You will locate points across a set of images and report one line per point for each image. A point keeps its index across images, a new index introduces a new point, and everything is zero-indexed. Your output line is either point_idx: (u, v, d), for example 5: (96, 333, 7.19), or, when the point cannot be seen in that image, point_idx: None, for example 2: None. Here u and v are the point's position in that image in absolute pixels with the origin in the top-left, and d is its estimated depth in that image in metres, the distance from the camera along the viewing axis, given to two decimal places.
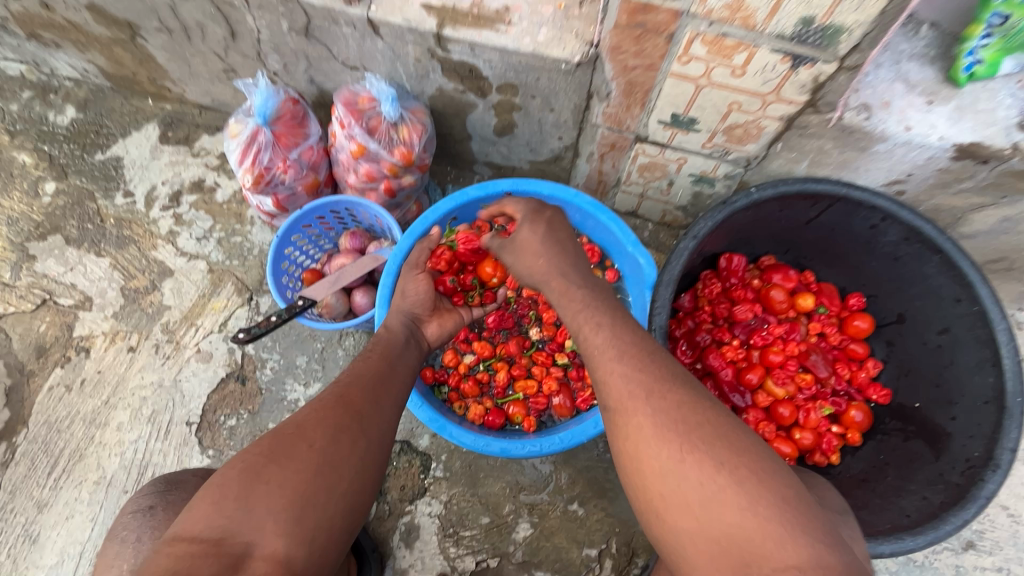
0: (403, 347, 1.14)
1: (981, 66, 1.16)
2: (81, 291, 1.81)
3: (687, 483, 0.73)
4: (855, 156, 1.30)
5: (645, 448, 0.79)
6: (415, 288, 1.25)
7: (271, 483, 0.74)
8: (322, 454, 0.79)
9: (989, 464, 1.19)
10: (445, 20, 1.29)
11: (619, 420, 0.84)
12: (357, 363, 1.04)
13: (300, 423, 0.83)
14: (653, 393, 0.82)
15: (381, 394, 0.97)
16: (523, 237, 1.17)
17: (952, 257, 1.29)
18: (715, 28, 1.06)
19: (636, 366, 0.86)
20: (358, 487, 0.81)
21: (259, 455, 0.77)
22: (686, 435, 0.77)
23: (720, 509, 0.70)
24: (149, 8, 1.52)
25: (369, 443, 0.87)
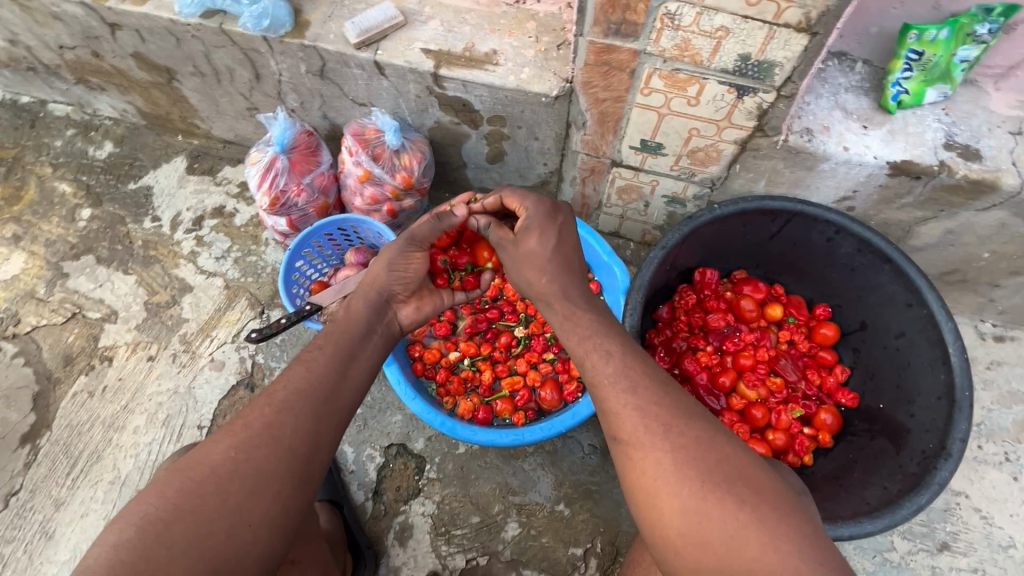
0: (361, 341, 1.15)
1: (906, 95, 1.34)
2: (109, 305, 1.97)
3: (709, 520, 0.79)
4: (805, 175, 1.45)
5: (665, 486, 0.84)
6: (405, 266, 1.29)
7: (173, 548, 0.80)
8: (233, 515, 0.85)
9: (942, 453, 1.28)
10: (441, 62, 1.50)
11: (634, 455, 0.89)
12: (300, 372, 1.04)
13: (214, 473, 0.87)
14: (671, 429, 0.88)
15: (320, 421, 0.98)
16: (528, 248, 1.18)
17: (900, 265, 1.41)
18: (668, 65, 1.23)
19: (631, 389, 0.94)
20: (274, 542, 0.88)
21: (163, 517, 0.82)
22: (706, 473, 0.83)
23: (741, 545, 0.76)
24: (186, 55, 1.75)
25: (292, 488, 0.91)
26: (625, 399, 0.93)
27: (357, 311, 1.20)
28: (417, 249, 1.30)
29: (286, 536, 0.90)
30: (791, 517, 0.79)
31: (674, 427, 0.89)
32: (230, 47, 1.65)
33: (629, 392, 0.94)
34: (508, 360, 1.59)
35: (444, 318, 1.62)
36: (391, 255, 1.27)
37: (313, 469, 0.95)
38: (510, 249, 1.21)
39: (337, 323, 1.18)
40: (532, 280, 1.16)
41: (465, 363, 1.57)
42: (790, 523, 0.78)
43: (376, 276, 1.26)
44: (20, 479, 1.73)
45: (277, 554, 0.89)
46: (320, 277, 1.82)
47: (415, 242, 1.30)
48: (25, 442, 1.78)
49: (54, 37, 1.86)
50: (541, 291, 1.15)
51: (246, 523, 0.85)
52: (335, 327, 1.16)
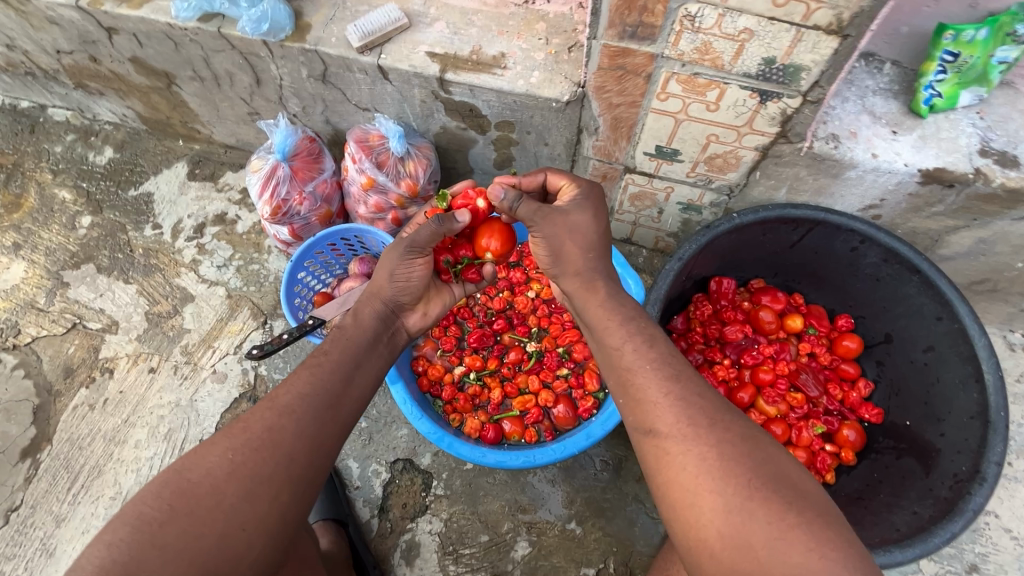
0: (366, 351, 1.10)
1: (939, 98, 1.26)
2: (109, 315, 1.93)
3: (753, 520, 0.73)
4: (829, 182, 1.39)
5: (707, 482, 0.78)
6: (407, 274, 1.19)
7: (166, 549, 0.75)
8: (229, 519, 0.79)
9: (975, 478, 1.22)
10: (447, 66, 1.44)
11: (672, 448, 0.82)
12: (303, 377, 0.98)
13: (211, 475, 0.82)
14: (716, 422, 0.83)
15: (322, 428, 0.93)
16: (575, 220, 1.08)
17: (929, 277, 1.34)
18: (687, 69, 1.16)
19: (675, 378, 0.89)
20: (270, 549, 0.82)
21: (157, 517, 0.77)
22: (751, 471, 0.78)
23: (786, 550, 0.70)
24: (184, 60, 1.70)
25: (291, 495, 0.85)
26: (668, 389, 0.87)
27: (364, 320, 1.14)
28: (421, 253, 1.19)
29: (282, 545, 0.84)
30: (837, 526, 0.74)
31: (719, 421, 0.83)
32: (229, 51, 1.59)
33: (672, 380, 0.88)
34: (517, 376, 1.53)
35: (450, 331, 1.57)
36: (390, 263, 1.17)
37: (313, 476, 0.89)
38: (556, 218, 1.07)
39: (343, 331, 1.12)
40: (574, 254, 1.07)
41: (471, 379, 1.53)
42: (837, 531, 0.73)
43: (381, 286, 1.19)
44: (20, 494, 1.70)
45: (271, 561, 0.83)
46: (323, 287, 1.78)
47: (417, 246, 1.17)
48: (26, 456, 1.75)
49: (51, 42, 1.81)
50: (584, 266, 1.07)
51: (241, 527, 0.80)
52: (341, 334, 1.10)
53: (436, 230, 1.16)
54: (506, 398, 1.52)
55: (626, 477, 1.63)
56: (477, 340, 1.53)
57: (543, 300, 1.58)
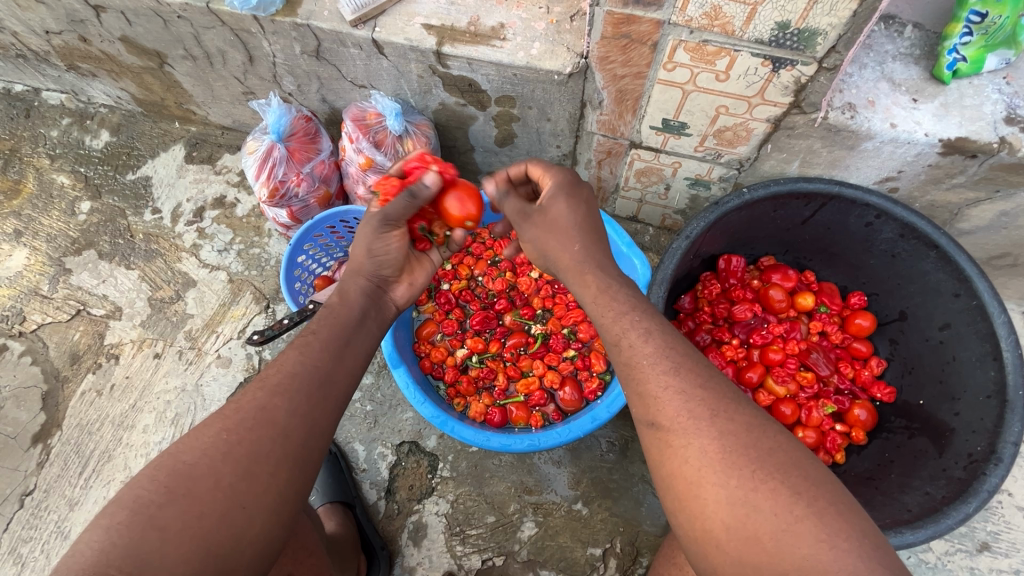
0: (356, 327, 1.06)
1: (963, 63, 1.20)
2: (112, 301, 1.93)
3: (759, 513, 0.73)
4: (844, 155, 1.33)
5: (711, 475, 0.77)
6: (384, 246, 1.15)
7: (166, 529, 0.74)
8: (227, 497, 0.79)
9: (991, 458, 1.19)
10: (444, 38, 1.38)
11: (673, 441, 0.81)
12: (293, 356, 0.95)
13: (207, 455, 0.81)
14: (718, 414, 0.81)
15: (316, 406, 0.91)
16: (552, 215, 1.08)
17: (950, 253, 1.28)
18: (696, 36, 1.10)
19: (674, 370, 0.85)
20: (269, 529, 0.81)
21: (154, 500, 0.76)
22: (752, 461, 0.76)
23: (794, 541, 0.70)
24: (175, 38, 1.65)
25: (288, 473, 0.84)
26: (667, 381, 0.85)
27: (350, 297, 1.11)
28: (396, 223, 1.15)
29: (286, 522, 0.83)
30: (850, 514, 0.73)
31: (705, 415, 0.81)
32: (219, 28, 1.54)
33: (671, 373, 0.85)
34: (519, 359, 1.49)
35: (453, 314, 1.54)
36: (366, 237, 1.13)
37: (308, 455, 0.88)
38: (535, 220, 1.10)
39: (329, 310, 1.08)
40: (561, 249, 1.06)
41: (472, 362, 1.50)
42: (848, 520, 0.72)
43: (360, 261, 1.14)
44: (34, 479, 1.72)
45: (278, 534, 0.83)
46: (324, 271, 1.76)
47: (390, 219, 1.14)
48: (37, 442, 1.77)
49: (39, 22, 1.76)
50: (573, 260, 1.04)
51: (241, 505, 0.79)
52: (329, 312, 1.07)
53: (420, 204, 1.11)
54: (511, 382, 1.49)
55: (633, 457, 1.62)
56: (479, 323, 1.50)
57: (546, 281, 1.53)
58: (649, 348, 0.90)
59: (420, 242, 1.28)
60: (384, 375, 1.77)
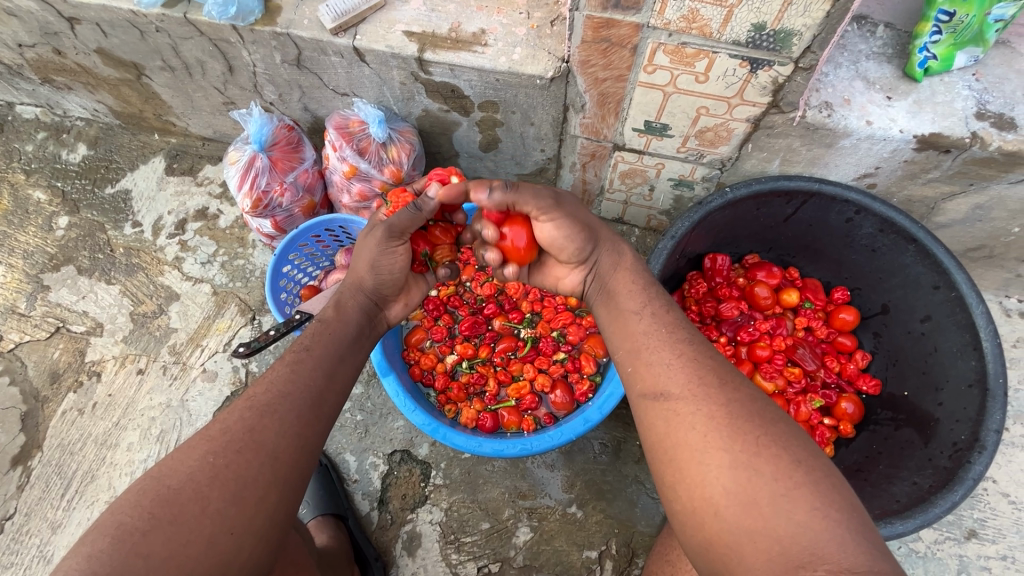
0: (350, 345, 1.06)
1: (934, 61, 1.22)
2: (93, 318, 1.89)
3: (759, 477, 0.74)
4: (823, 153, 1.35)
5: (714, 438, 0.79)
6: (389, 264, 1.14)
7: (151, 558, 0.72)
8: (215, 523, 0.77)
9: (975, 446, 1.21)
10: (425, 45, 1.38)
11: (681, 409, 0.84)
12: (284, 374, 0.95)
13: (193, 479, 0.79)
14: (726, 383, 0.85)
15: (306, 426, 0.90)
16: (573, 198, 1.10)
17: (927, 246, 1.32)
18: (675, 38, 1.12)
19: (689, 340, 0.93)
20: (258, 553, 0.80)
21: (138, 527, 0.74)
22: (755, 428, 0.79)
23: (791, 506, 0.71)
24: (152, 49, 1.63)
25: (278, 495, 0.83)
26: (682, 350, 0.91)
27: (347, 313, 1.10)
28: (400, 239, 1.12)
29: (272, 545, 0.82)
30: (845, 490, 0.74)
31: (726, 383, 0.85)
32: (198, 38, 1.53)
33: (687, 342, 0.93)
34: (510, 364, 1.48)
35: (441, 320, 1.51)
36: (373, 252, 1.11)
37: (299, 474, 0.87)
38: (567, 198, 1.07)
39: (324, 324, 1.07)
40: (594, 220, 1.10)
41: (463, 368, 1.48)
42: (846, 494, 0.73)
43: (362, 275, 1.13)
44: (14, 502, 1.67)
45: (265, 559, 0.82)
46: (309, 281, 1.73)
47: (395, 231, 1.10)
48: (17, 464, 1.72)
49: (12, 36, 1.73)
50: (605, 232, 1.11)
51: (229, 531, 0.78)
52: (324, 328, 1.06)
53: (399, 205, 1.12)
54: (501, 387, 1.47)
55: (625, 459, 1.63)
56: (468, 329, 1.48)
57: (535, 285, 1.52)
58: (670, 318, 0.99)
59: (418, 266, 1.23)
60: (374, 383, 1.76)
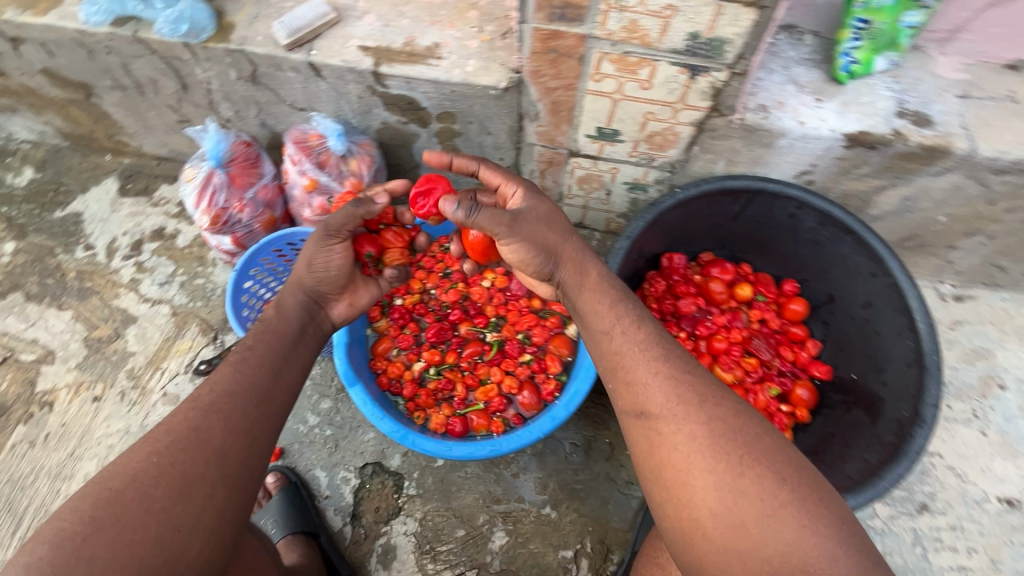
0: (294, 343, 1.07)
1: (857, 65, 1.32)
2: (44, 345, 1.82)
3: (744, 497, 0.82)
4: (763, 153, 1.43)
5: (700, 461, 0.86)
6: (326, 263, 1.14)
7: (94, 559, 0.74)
8: (161, 521, 0.79)
9: (916, 421, 1.29)
10: (381, 59, 1.41)
11: (663, 429, 0.90)
12: (227, 373, 0.96)
13: (137, 480, 0.81)
14: (706, 401, 0.91)
15: (252, 424, 0.92)
16: (542, 214, 1.11)
17: (862, 237, 1.41)
18: (617, 48, 1.18)
19: (663, 357, 0.96)
20: (207, 549, 0.82)
21: (80, 530, 0.76)
22: (738, 447, 0.86)
23: (777, 524, 0.80)
24: (102, 68, 1.61)
25: (225, 492, 0.86)
26: (658, 368, 0.95)
27: (288, 312, 1.11)
28: (338, 238, 1.14)
29: (222, 542, 0.84)
30: (824, 498, 0.83)
31: (708, 398, 0.91)
32: (149, 56, 1.52)
33: (661, 360, 0.96)
34: (477, 367, 1.49)
35: (408, 328, 1.53)
36: (308, 251, 1.13)
37: (246, 471, 0.89)
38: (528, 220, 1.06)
39: (265, 324, 1.08)
40: (559, 242, 1.09)
41: (431, 374, 1.49)
42: (825, 504, 0.83)
43: (301, 274, 1.14)
44: None
45: (216, 553, 0.84)
46: (273, 296, 1.71)
47: (332, 232, 1.13)
48: None
49: None
50: (570, 252, 1.10)
51: (176, 528, 0.80)
52: (264, 327, 1.07)
53: (355, 211, 1.15)
54: (470, 391, 1.48)
55: (596, 456, 1.66)
56: (435, 334, 1.50)
57: (499, 289, 1.55)
58: (642, 335, 1.00)
59: (364, 268, 1.29)
60: (343, 397, 1.74)
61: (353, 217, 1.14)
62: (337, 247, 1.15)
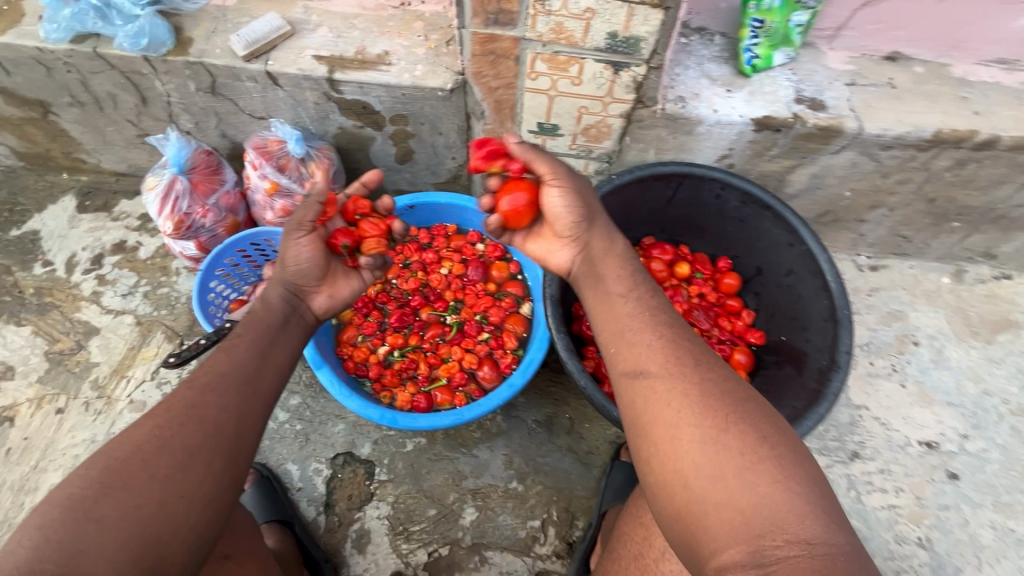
0: (279, 330, 1.14)
1: (758, 59, 1.51)
2: (3, 362, 1.81)
3: (726, 449, 0.81)
4: (687, 140, 1.60)
5: (687, 416, 0.86)
6: (296, 255, 1.20)
7: (103, 521, 0.78)
8: (164, 488, 0.83)
9: (833, 367, 1.45)
10: (335, 66, 1.52)
11: (657, 385, 0.91)
12: (221, 357, 1.02)
13: (140, 451, 0.85)
14: (701, 364, 0.92)
15: (245, 402, 0.97)
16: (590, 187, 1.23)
17: (778, 211, 1.58)
18: (548, 48, 1.33)
19: (669, 323, 1.00)
20: (208, 516, 0.86)
21: (88, 496, 0.79)
22: (724, 406, 0.86)
23: (754, 478, 0.78)
24: (60, 85, 1.66)
25: (223, 463, 0.90)
26: (661, 332, 0.98)
27: (271, 303, 1.18)
28: (303, 230, 1.20)
29: (221, 510, 0.88)
30: (808, 466, 0.81)
31: (703, 363, 0.93)
32: (109, 71, 1.59)
33: (667, 325, 1.00)
34: (439, 347, 1.59)
35: (372, 316, 1.62)
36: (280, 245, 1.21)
37: (241, 444, 0.93)
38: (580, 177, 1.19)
39: (253, 315, 1.15)
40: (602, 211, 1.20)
41: (395, 356, 1.57)
42: (808, 471, 0.80)
43: (279, 268, 1.22)
44: None
45: (216, 521, 0.87)
46: (238, 296, 1.77)
47: (300, 223, 1.20)
48: None
49: None
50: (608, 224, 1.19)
51: (178, 495, 0.84)
52: (252, 318, 1.14)
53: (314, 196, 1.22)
54: (433, 370, 1.57)
55: (558, 431, 1.76)
56: (398, 318, 1.60)
57: (456, 276, 1.66)
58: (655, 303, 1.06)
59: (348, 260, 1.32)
60: (312, 393, 1.80)
61: (314, 207, 1.21)
62: (303, 239, 1.20)
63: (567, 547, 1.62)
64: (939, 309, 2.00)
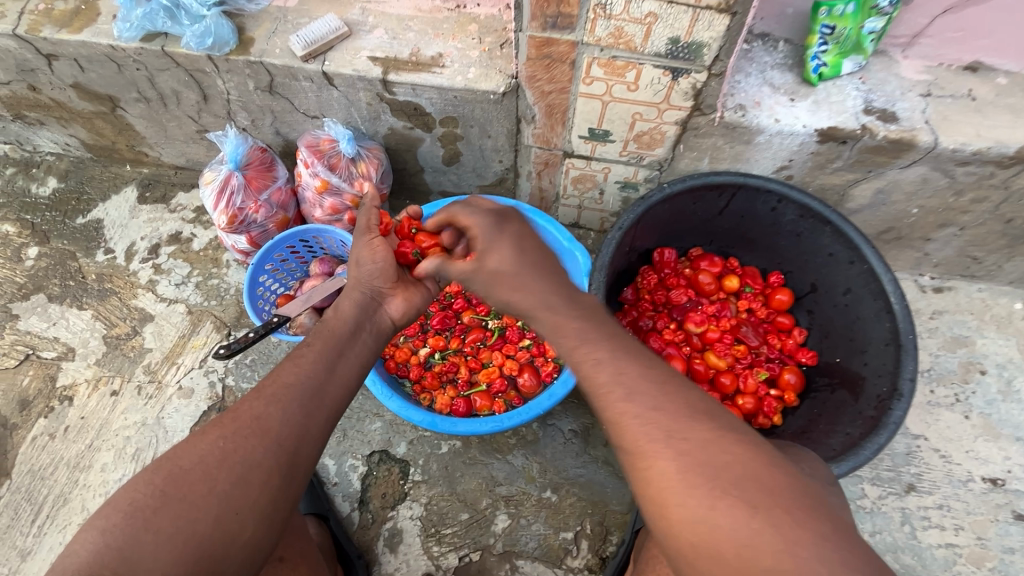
0: (348, 340, 1.14)
1: (825, 67, 1.44)
2: (64, 343, 1.90)
3: (720, 529, 0.69)
4: (744, 149, 1.55)
5: (674, 494, 0.74)
6: (372, 258, 1.26)
7: (160, 533, 0.79)
8: (222, 502, 0.84)
9: (895, 394, 1.37)
10: (389, 68, 1.53)
11: (640, 463, 0.78)
12: (289, 368, 1.03)
13: (203, 462, 0.87)
14: (671, 433, 0.77)
15: (308, 417, 0.98)
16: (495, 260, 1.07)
17: (839, 227, 1.50)
18: (605, 52, 1.30)
19: (628, 393, 0.83)
20: (260, 534, 0.86)
21: (150, 504, 0.81)
22: (706, 476, 0.73)
23: (757, 559, 0.66)
24: (129, 81, 1.74)
25: (279, 480, 0.90)
26: (626, 400, 0.83)
27: (345, 311, 1.20)
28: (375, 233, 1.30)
29: (273, 527, 0.89)
30: (811, 521, 0.68)
31: (675, 430, 0.78)
32: (174, 69, 1.64)
33: (625, 396, 0.83)
34: (480, 352, 1.59)
35: None
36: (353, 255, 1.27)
37: (298, 460, 0.94)
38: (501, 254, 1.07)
39: (326, 324, 1.17)
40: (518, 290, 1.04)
41: (436, 358, 1.57)
42: (812, 530, 0.67)
43: (356, 277, 1.26)
44: None
45: (268, 539, 0.88)
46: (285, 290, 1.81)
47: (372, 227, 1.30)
48: None
49: None
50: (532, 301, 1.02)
51: (234, 511, 0.84)
52: (324, 327, 1.15)
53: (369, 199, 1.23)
54: (473, 374, 1.57)
55: (594, 442, 1.72)
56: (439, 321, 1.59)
57: None
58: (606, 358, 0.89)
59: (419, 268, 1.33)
60: None
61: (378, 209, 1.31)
62: (375, 242, 1.28)
63: (600, 562, 1.59)
64: (1010, 336, 1.87)
